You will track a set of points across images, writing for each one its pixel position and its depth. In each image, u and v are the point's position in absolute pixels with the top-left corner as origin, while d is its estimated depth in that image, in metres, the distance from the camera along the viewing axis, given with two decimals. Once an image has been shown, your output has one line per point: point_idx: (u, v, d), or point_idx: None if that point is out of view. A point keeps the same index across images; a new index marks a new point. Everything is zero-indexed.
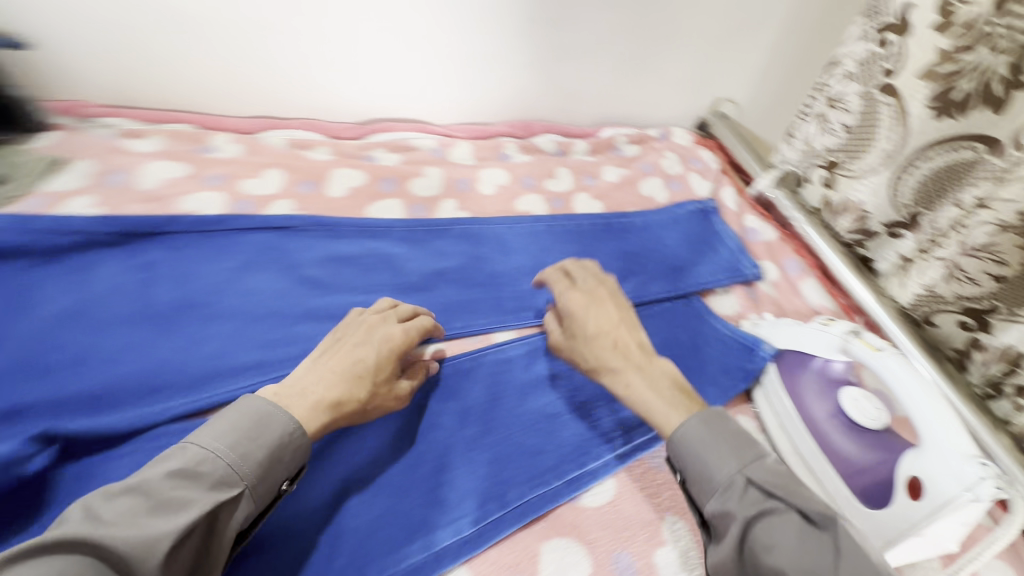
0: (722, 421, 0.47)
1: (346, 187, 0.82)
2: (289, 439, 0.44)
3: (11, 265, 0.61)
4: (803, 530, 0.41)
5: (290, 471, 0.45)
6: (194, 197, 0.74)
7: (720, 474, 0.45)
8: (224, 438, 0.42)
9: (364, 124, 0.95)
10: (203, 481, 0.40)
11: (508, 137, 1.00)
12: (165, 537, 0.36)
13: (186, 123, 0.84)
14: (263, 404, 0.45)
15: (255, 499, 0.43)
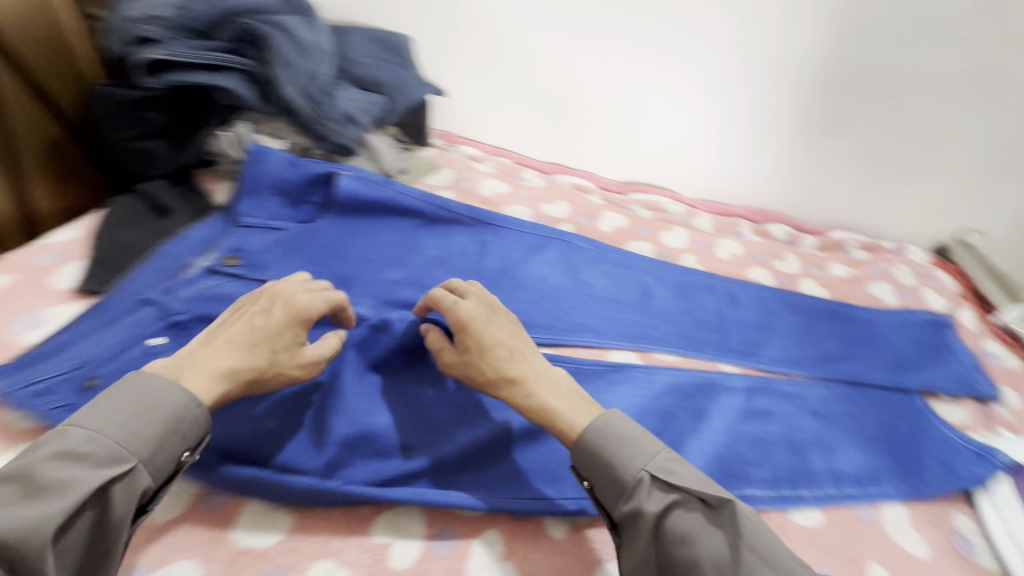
0: (615, 423, 0.56)
1: (613, 226, 1.04)
2: (188, 414, 0.49)
3: (409, 220, 0.89)
4: (706, 517, 0.51)
5: (188, 441, 0.50)
6: (512, 208, 1.03)
7: (630, 474, 0.53)
8: (113, 421, 0.47)
9: (627, 184, 1.18)
10: (94, 453, 0.45)
11: (745, 219, 1.15)
12: (49, 519, 0.41)
13: (507, 159, 1.15)
14: (158, 379, 0.50)
15: (155, 471, 0.48)
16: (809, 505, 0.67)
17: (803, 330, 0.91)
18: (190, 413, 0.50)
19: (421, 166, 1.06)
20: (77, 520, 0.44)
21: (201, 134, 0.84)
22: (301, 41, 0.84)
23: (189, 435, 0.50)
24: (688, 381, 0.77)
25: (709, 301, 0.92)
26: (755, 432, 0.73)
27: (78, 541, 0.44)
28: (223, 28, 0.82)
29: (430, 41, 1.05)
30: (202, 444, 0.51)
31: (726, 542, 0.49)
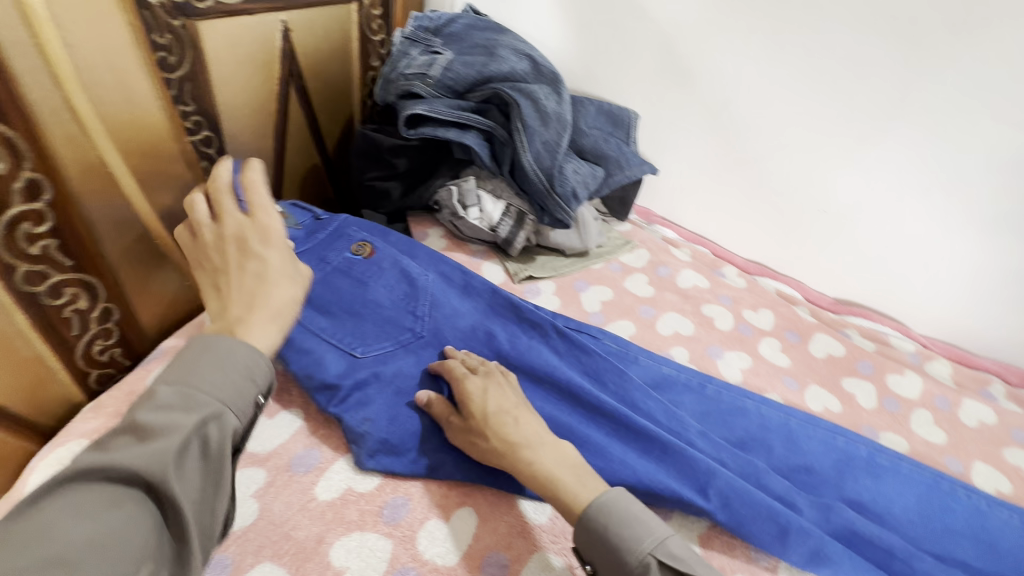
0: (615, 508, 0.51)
1: (827, 353, 0.90)
2: (252, 364, 0.48)
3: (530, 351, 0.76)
4: None
5: (257, 390, 0.48)
6: (711, 306, 0.93)
7: (631, 563, 0.49)
8: (199, 375, 0.46)
9: (841, 303, 1.03)
10: (154, 431, 0.42)
11: (997, 378, 0.93)
12: (162, 465, 0.41)
13: (706, 249, 1.08)
14: (231, 340, 0.49)
15: (241, 413, 0.47)
16: None
17: None
18: (248, 382, 0.48)
19: (617, 243, 1.02)
20: (188, 455, 0.43)
21: (434, 184, 0.89)
22: (544, 110, 0.86)
23: (260, 382, 0.49)
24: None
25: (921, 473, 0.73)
26: None
27: (194, 470, 0.43)
28: (478, 91, 0.86)
29: (655, 119, 1.03)
30: (271, 390, 0.50)
31: None
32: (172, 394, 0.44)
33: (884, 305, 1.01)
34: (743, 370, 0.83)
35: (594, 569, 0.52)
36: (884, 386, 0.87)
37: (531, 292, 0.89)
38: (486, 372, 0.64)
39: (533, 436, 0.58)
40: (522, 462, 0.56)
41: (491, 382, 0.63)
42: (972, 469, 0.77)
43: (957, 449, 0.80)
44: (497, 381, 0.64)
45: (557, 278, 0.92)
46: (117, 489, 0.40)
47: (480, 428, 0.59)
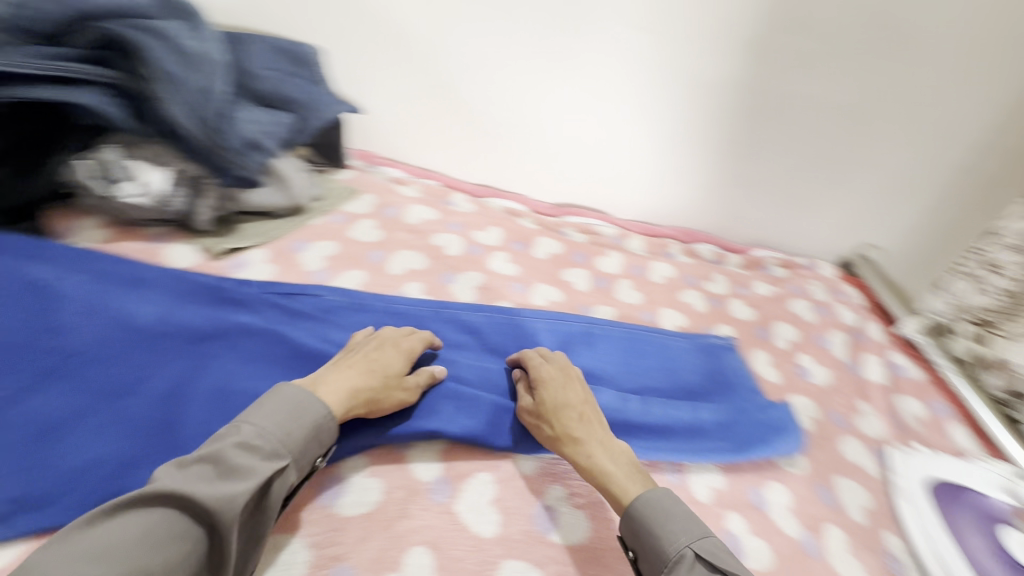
0: (672, 502, 0.55)
1: (548, 253, 1.01)
2: (325, 422, 0.54)
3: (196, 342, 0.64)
4: None
5: (319, 448, 0.54)
6: (442, 236, 0.95)
7: (672, 554, 0.51)
8: (274, 421, 0.51)
9: (559, 206, 1.15)
10: (262, 446, 0.49)
11: (675, 240, 1.17)
12: (239, 495, 0.45)
13: (434, 181, 1.08)
14: (305, 393, 0.54)
15: (298, 469, 0.52)
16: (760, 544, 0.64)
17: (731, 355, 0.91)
18: (315, 413, 0.54)
19: (337, 194, 0.96)
20: (252, 499, 0.47)
21: (61, 160, 0.71)
22: (186, 50, 0.70)
23: (324, 443, 0.54)
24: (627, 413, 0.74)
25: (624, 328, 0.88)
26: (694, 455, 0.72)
27: (249, 510, 0.47)
28: (78, 33, 0.67)
29: (342, 52, 0.96)
30: (331, 451, 0.56)
31: None
32: (253, 437, 0.49)
33: (591, 201, 1.17)
34: (476, 288, 0.88)
35: (636, 558, 0.53)
36: (592, 269, 1.01)
37: (235, 266, 0.78)
38: (555, 367, 0.68)
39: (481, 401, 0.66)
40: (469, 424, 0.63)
41: (565, 377, 0.68)
42: (660, 316, 0.96)
43: (648, 303, 0.98)
44: (569, 375, 0.68)
45: (270, 243, 0.83)
46: (186, 520, 0.43)
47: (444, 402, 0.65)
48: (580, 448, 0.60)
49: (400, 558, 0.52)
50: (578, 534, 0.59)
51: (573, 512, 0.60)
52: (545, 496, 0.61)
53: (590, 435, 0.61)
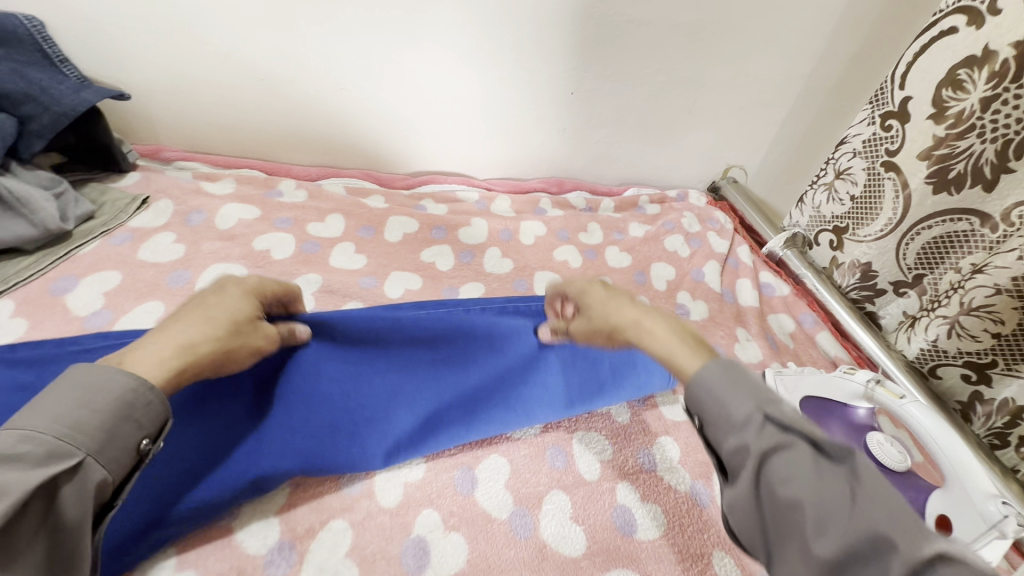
0: (741, 369, 0.43)
1: (402, 234, 0.89)
2: (136, 397, 0.40)
3: None
4: (822, 469, 0.36)
5: (143, 429, 0.40)
6: (266, 237, 0.79)
7: (738, 417, 0.41)
8: (49, 415, 0.37)
9: (413, 176, 1.04)
10: (33, 453, 0.35)
11: (543, 193, 1.10)
12: None
13: (255, 170, 0.91)
14: (97, 368, 0.40)
15: (112, 466, 0.39)
16: (650, 513, 0.61)
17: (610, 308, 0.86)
18: (115, 390, 0.39)
19: (119, 205, 0.76)
20: (21, 522, 0.34)
21: None
22: None
23: (145, 421, 0.41)
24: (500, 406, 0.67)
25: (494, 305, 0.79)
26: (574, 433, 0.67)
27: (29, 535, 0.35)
28: None
29: (75, 21, 0.75)
30: (163, 430, 0.43)
31: (846, 497, 0.35)
32: (15, 444, 0.35)
33: (449, 165, 1.06)
34: (316, 292, 0.75)
35: (703, 424, 0.44)
36: (455, 243, 0.91)
37: None
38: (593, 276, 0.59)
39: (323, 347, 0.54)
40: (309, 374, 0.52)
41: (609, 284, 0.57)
42: (535, 281, 0.90)
43: (521, 270, 0.91)
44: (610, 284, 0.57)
45: (20, 288, 0.64)
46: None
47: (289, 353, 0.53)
48: (640, 325, 0.51)
49: None
50: (456, 560, 0.53)
51: (447, 537, 0.54)
52: (414, 525, 0.54)
53: (647, 314, 0.52)
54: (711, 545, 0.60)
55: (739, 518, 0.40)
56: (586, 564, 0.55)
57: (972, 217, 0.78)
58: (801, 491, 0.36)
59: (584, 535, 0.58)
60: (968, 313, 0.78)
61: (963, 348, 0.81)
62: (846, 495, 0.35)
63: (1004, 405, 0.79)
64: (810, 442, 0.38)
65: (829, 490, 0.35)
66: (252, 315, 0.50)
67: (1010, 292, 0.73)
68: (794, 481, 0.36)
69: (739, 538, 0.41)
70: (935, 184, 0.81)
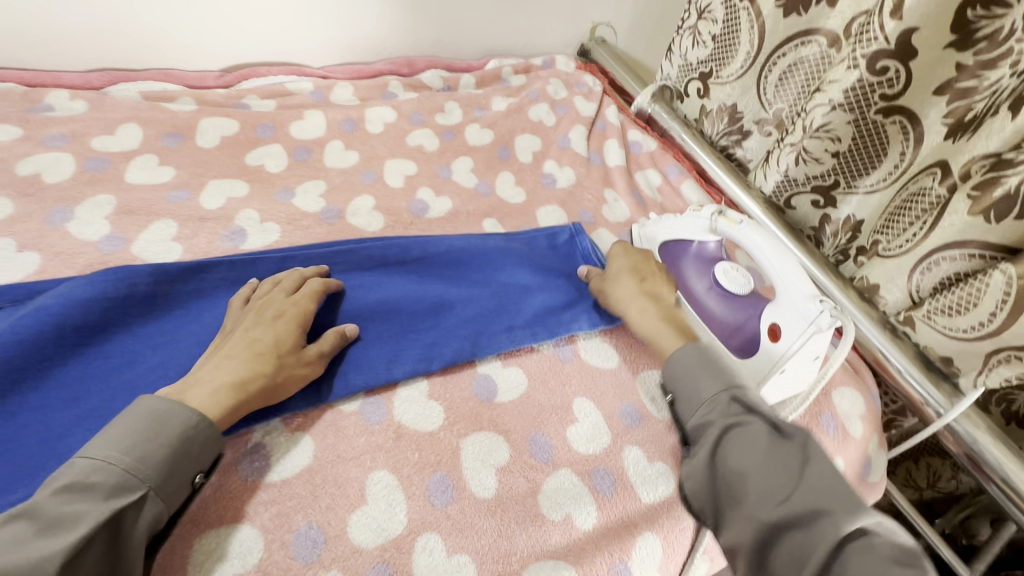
0: (712, 354, 0.59)
1: (219, 137, 0.77)
2: (194, 434, 0.45)
3: None
4: (772, 443, 0.49)
5: (200, 464, 0.45)
6: (34, 160, 0.66)
7: (707, 395, 0.55)
8: (117, 446, 0.42)
9: (231, 72, 0.89)
10: (102, 485, 0.40)
11: (392, 75, 0.98)
12: (56, 554, 0.35)
13: (10, 82, 0.74)
14: (161, 403, 0.45)
15: (165, 498, 0.42)
16: (509, 375, 0.62)
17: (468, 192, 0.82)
18: (174, 424, 0.44)
19: None
20: (90, 550, 0.37)
21: None
22: None
23: (202, 458, 0.45)
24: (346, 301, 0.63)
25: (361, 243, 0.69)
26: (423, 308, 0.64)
27: (95, 565, 0.37)
28: None
29: None
30: (217, 463, 0.47)
31: (793, 468, 0.47)
32: (89, 475, 0.40)
33: (273, 54, 0.91)
34: (111, 216, 0.64)
35: (676, 398, 0.58)
36: (289, 140, 0.80)
37: None
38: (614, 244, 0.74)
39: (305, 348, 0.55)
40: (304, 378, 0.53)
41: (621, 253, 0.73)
42: (386, 171, 0.82)
43: (369, 161, 0.82)
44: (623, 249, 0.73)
45: None
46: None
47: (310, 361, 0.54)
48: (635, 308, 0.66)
49: None
50: (301, 458, 0.50)
51: (290, 438, 0.52)
52: (252, 434, 0.51)
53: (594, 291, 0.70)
54: (572, 394, 0.62)
55: (695, 482, 0.52)
56: (443, 434, 0.55)
57: (819, 38, 0.77)
58: (751, 464, 0.48)
59: (443, 408, 0.57)
60: (811, 136, 0.78)
61: (809, 172, 0.83)
62: (791, 467, 0.47)
63: (846, 221, 0.82)
64: (764, 418, 0.51)
65: (771, 463, 0.47)
66: (296, 342, 0.54)
67: (845, 106, 0.73)
68: (747, 451, 0.49)
69: (690, 501, 0.52)
70: (784, 8, 0.79)
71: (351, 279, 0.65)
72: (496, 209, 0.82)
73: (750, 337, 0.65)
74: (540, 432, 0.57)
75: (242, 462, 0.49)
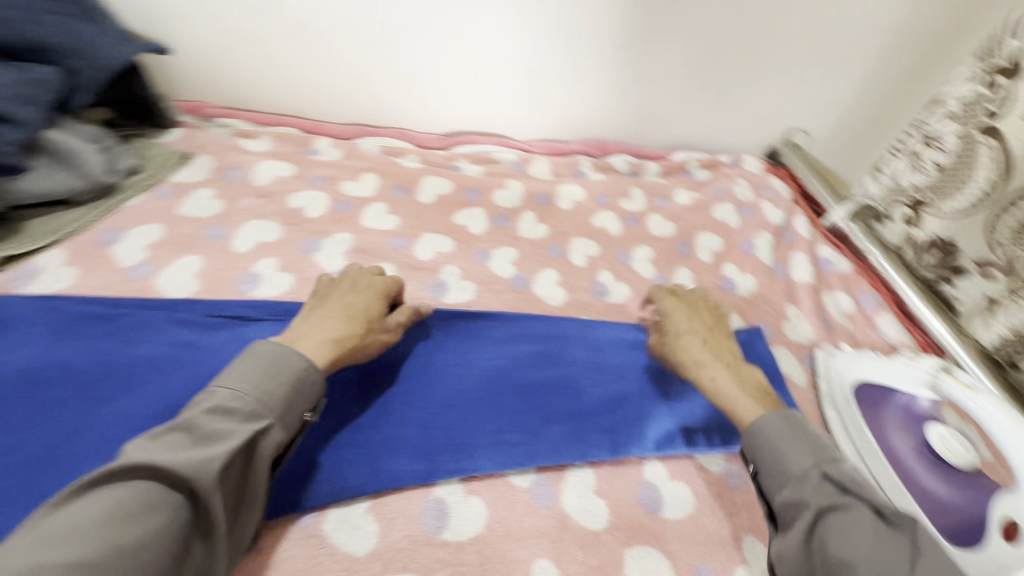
0: (798, 420, 0.52)
1: (435, 195, 0.87)
2: (306, 375, 0.47)
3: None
4: (878, 529, 0.43)
5: (309, 403, 0.47)
6: (301, 195, 0.79)
7: (796, 470, 0.49)
8: (248, 379, 0.44)
9: (450, 136, 1.00)
10: (241, 409, 0.42)
11: (585, 156, 1.04)
12: (217, 458, 0.37)
13: (292, 128, 0.91)
14: (274, 347, 0.47)
15: (285, 428, 0.44)
16: (678, 488, 0.59)
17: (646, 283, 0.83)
18: (296, 364, 0.47)
19: (164, 161, 0.79)
20: (236, 461, 0.39)
21: None
22: None
23: (309, 399, 0.47)
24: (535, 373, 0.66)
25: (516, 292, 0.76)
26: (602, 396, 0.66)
27: (234, 476, 0.39)
28: None
29: None
30: (317, 407, 0.49)
31: (904, 560, 0.41)
32: (228, 398, 0.42)
33: (487, 125, 1.01)
34: (346, 253, 0.74)
35: (759, 472, 0.52)
36: (490, 206, 0.88)
37: (23, 276, 0.62)
38: (684, 304, 0.71)
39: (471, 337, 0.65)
40: None
41: (688, 311, 0.70)
42: (570, 248, 0.85)
43: (557, 236, 0.87)
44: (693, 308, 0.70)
45: (71, 239, 0.66)
46: (161, 490, 0.35)
47: None
48: (703, 372, 0.60)
49: None
50: (473, 525, 0.52)
51: (465, 501, 0.54)
52: (433, 488, 0.54)
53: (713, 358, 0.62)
54: (743, 530, 0.58)
55: (788, 566, 0.46)
56: (607, 539, 0.54)
57: None
58: (858, 550, 0.42)
59: (607, 510, 0.56)
60: None
61: None
62: (898, 556, 0.42)
63: None
64: (868, 501, 0.45)
65: (883, 554, 0.42)
66: (381, 313, 0.60)
67: None
68: (851, 536, 0.43)
69: None
70: None
71: (534, 351, 0.68)
72: None
73: (968, 525, 0.56)
74: (705, 565, 0.54)
75: (424, 512, 0.52)
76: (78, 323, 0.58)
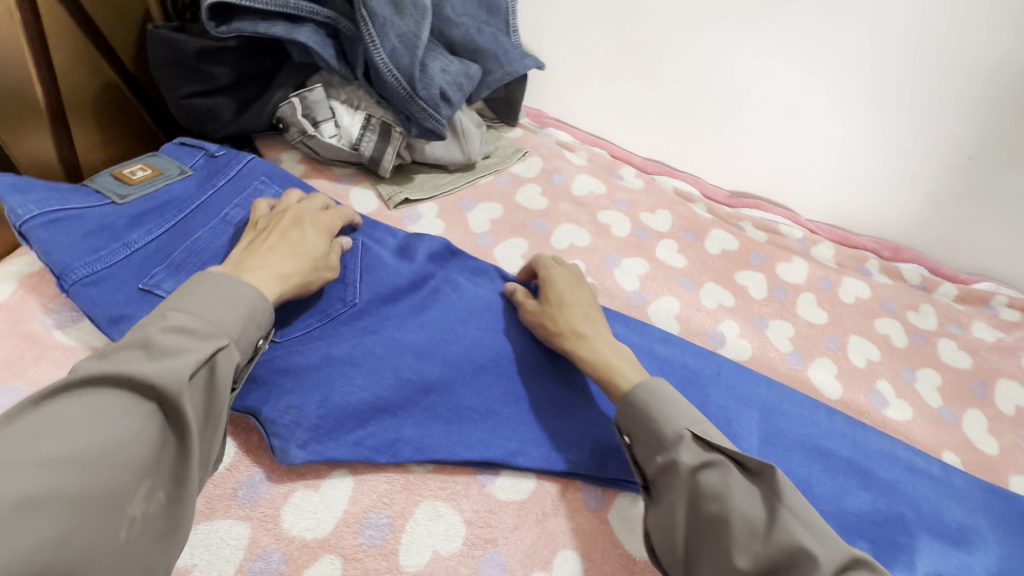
0: (661, 389, 0.53)
1: (721, 248, 0.89)
2: (257, 304, 0.49)
3: (375, 282, 0.65)
4: (743, 482, 0.46)
5: (264, 329, 0.49)
6: (609, 213, 0.87)
7: (668, 433, 0.50)
8: (205, 307, 0.45)
9: (737, 196, 1.02)
10: (198, 328, 0.43)
11: (873, 254, 0.98)
12: (186, 367, 0.40)
13: (603, 151, 1.01)
14: (226, 278, 0.48)
15: (241, 350, 0.47)
16: None
17: (931, 413, 0.76)
18: (248, 291, 0.48)
19: (507, 152, 0.92)
20: (199, 375, 0.42)
21: (272, 95, 0.72)
22: None
23: (263, 326, 0.49)
24: (811, 455, 0.65)
25: (787, 374, 0.75)
26: (875, 507, 0.61)
27: (203, 388, 0.42)
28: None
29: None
30: (269, 336, 0.51)
31: (768, 508, 0.45)
32: (182, 320, 0.43)
33: (779, 195, 1.01)
34: (640, 277, 0.80)
35: (631, 441, 0.53)
36: (773, 275, 0.87)
37: (409, 217, 0.78)
38: (567, 270, 0.67)
39: (595, 327, 0.61)
40: (581, 350, 0.59)
41: (575, 281, 0.66)
42: (849, 345, 0.81)
43: (836, 327, 0.83)
44: (579, 278, 0.67)
45: (441, 198, 0.82)
46: (129, 398, 0.37)
47: (553, 316, 0.62)
48: (584, 343, 0.59)
49: (551, 559, 0.50)
50: None
51: None
52: None
53: (597, 333, 0.60)
54: None
55: (666, 530, 0.47)
56: None
57: None
58: (743, 504, 0.45)
59: None
60: None
61: None
62: (769, 503, 0.45)
63: None
64: (733, 458, 0.48)
65: (750, 508, 0.45)
66: (327, 247, 0.60)
67: None
68: (742, 496, 0.45)
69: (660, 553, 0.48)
70: None
71: (810, 434, 0.67)
72: (958, 446, 0.73)
73: None
74: None
75: None
76: (440, 258, 0.70)
